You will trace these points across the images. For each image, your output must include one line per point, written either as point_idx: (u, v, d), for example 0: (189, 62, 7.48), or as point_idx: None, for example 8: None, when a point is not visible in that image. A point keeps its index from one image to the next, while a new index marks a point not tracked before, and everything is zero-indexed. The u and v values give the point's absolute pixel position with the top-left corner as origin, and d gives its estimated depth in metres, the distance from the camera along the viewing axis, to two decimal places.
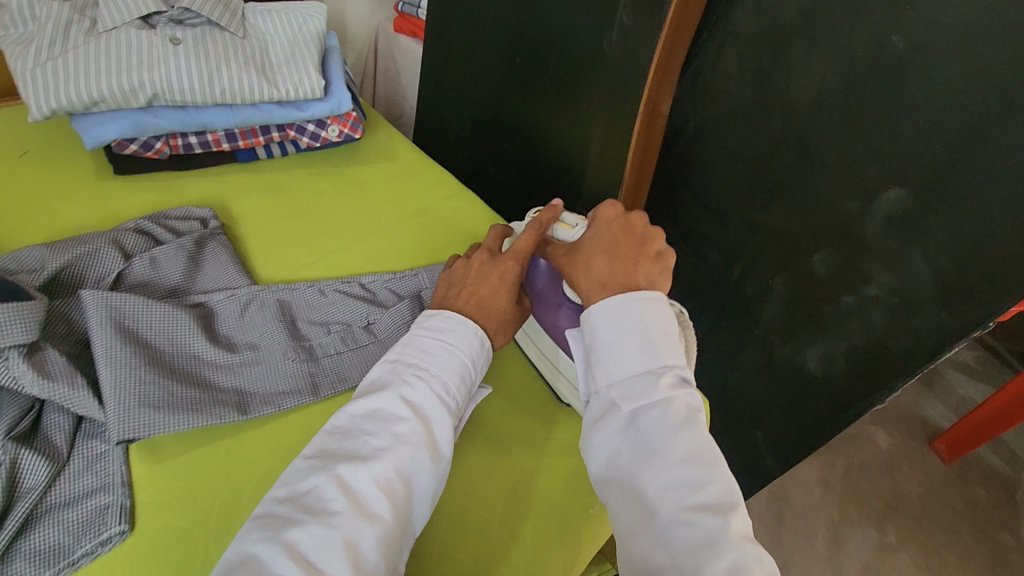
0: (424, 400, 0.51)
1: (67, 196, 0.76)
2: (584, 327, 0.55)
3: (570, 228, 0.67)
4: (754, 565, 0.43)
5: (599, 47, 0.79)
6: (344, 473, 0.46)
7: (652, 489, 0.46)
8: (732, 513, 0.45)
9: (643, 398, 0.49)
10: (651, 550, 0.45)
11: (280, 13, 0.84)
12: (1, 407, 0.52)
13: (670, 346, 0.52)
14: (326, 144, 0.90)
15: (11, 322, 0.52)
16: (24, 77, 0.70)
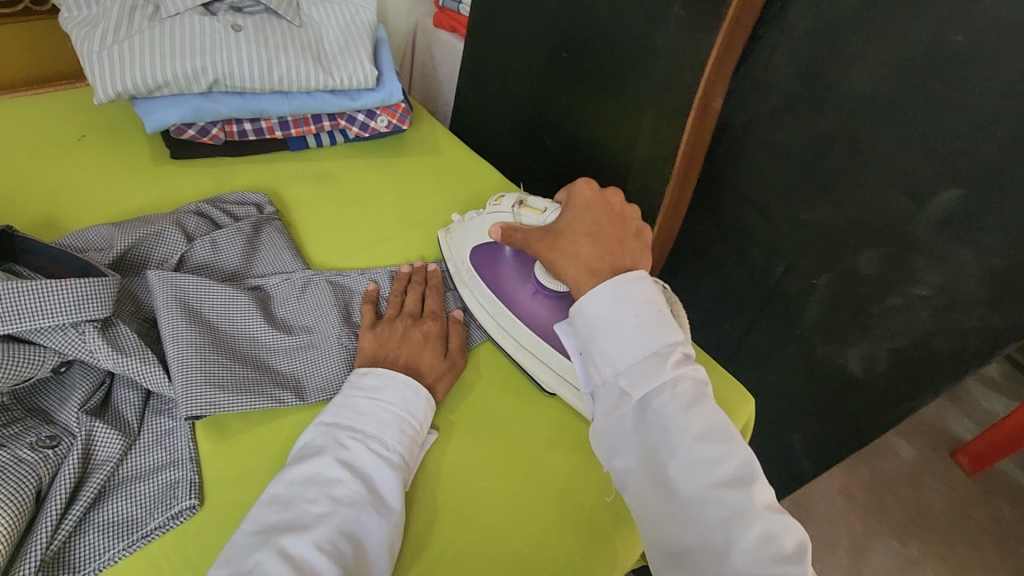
0: (363, 459, 0.53)
1: (123, 178, 0.77)
2: (580, 322, 0.56)
3: (538, 213, 0.68)
4: (780, 527, 0.45)
5: (650, 43, 0.79)
6: (286, 544, 0.46)
7: (674, 472, 0.47)
8: (755, 483, 0.46)
9: (651, 383, 0.51)
10: (682, 532, 0.46)
11: (333, 3, 0.85)
12: (76, 380, 0.54)
13: (669, 327, 0.53)
14: (374, 135, 0.91)
15: (90, 296, 0.53)
16: (91, 60, 0.72)
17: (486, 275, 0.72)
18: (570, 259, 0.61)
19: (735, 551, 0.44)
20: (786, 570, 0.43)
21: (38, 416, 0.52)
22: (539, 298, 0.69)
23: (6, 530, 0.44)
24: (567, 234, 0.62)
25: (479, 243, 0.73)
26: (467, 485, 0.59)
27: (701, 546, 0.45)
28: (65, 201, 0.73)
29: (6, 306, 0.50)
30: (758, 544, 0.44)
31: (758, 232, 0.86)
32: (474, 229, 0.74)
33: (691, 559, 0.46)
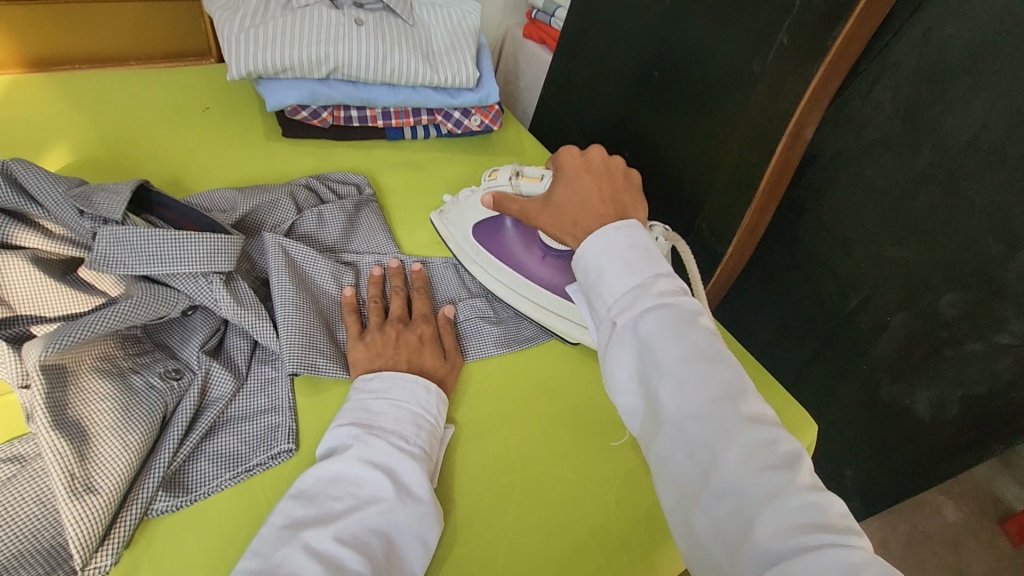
0: (385, 454, 0.53)
1: (242, 149, 0.84)
2: (576, 267, 0.58)
3: (535, 180, 0.72)
4: (771, 438, 0.44)
5: (749, 70, 0.82)
6: (310, 540, 0.47)
7: (662, 392, 0.48)
8: (743, 399, 0.46)
9: (638, 310, 0.52)
10: (671, 453, 0.46)
11: (442, 8, 0.92)
12: (198, 324, 0.60)
13: (656, 259, 0.55)
14: (466, 132, 0.96)
15: (219, 250, 0.59)
16: (229, 39, 0.79)
17: (493, 248, 0.76)
18: (571, 227, 0.64)
19: (722, 462, 0.43)
20: (772, 477, 0.41)
21: (163, 350, 0.57)
22: (549, 259, 0.75)
23: (140, 444, 0.49)
24: (563, 201, 0.65)
25: (480, 219, 0.78)
26: (537, 468, 0.62)
27: (690, 463, 0.45)
28: (189, 164, 0.79)
29: (149, 249, 0.57)
30: (747, 453, 0.43)
31: (835, 263, 0.86)
32: (472, 208, 0.78)
33: (683, 481, 0.45)
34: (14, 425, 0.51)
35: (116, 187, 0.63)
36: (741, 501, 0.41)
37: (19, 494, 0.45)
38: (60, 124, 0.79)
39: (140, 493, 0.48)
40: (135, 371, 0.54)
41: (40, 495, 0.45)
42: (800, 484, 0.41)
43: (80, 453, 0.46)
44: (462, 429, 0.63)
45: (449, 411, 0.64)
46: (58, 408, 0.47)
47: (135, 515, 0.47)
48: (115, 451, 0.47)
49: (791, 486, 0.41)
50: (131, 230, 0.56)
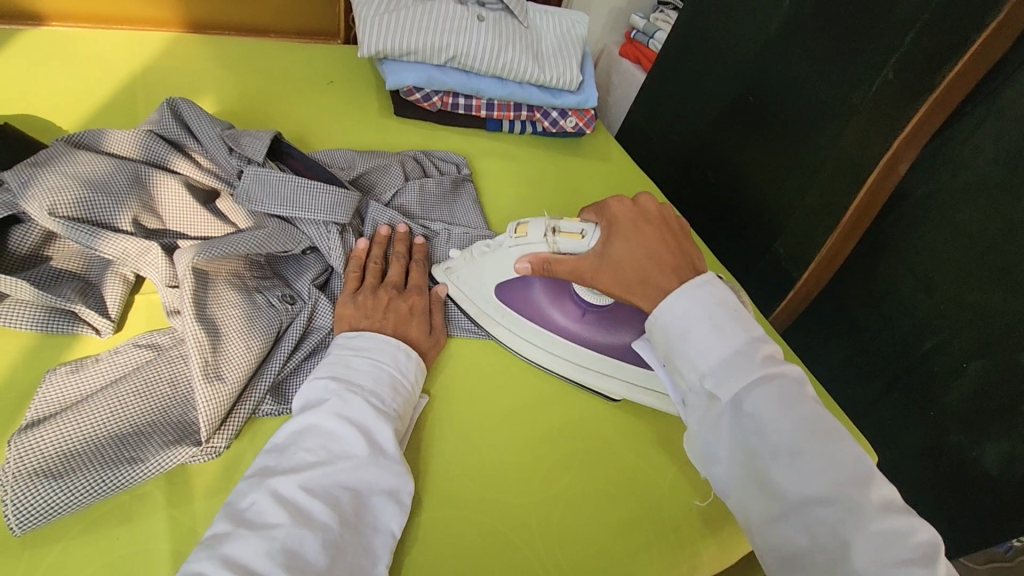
0: (361, 412, 0.51)
1: (359, 120, 0.92)
2: (660, 331, 0.55)
3: (576, 236, 0.62)
4: (902, 526, 0.44)
5: (849, 101, 0.84)
6: (277, 488, 0.45)
7: (778, 472, 0.47)
8: (868, 483, 0.45)
9: (743, 383, 0.49)
10: (790, 533, 0.46)
11: (553, 15, 0.99)
12: (309, 265, 0.66)
13: (750, 323, 0.53)
14: (560, 133, 1.01)
15: (340, 203, 0.66)
16: (365, 22, 0.87)
17: (520, 306, 0.69)
18: (639, 283, 0.59)
19: (854, 551, 0.43)
20: (910, 570, 0.42)
21: (279, 279, 0.65)
22: (587, 316, 0.68)
23: (259, 349, 0.55)
24: (624, 255, 0.60)
25: (502, 280, 0.68)
26: (597, 445, 0.64)
27: (815, 545, 0.44)
28: (314, 128, 0.88)
29: (286, 193, 0.65)
30: (883, 543, 0.43)
31: (915, 304, 0.84)
32: (491, 264, 0.68)
33: (805, 562, 0.45)
34: (157, 321, 0.58)
35: (257, 132, 0.70)
36: None
37: (159, 374, 0.52)
38: (210, 80, 0.89)
39: (253, 393, 0.54)
40: (258, 292, 0.61)
41: (175, 378, 0.53)
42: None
43: (213, 347, 0.53)
44: (535, 398, 0.67)
45: (515, 382, 0.67)
46: (201, 305, 0.55)
47: (248, 410, 0.53)
48: (238, 350, 0.54)
49: None
50: (271, 174, 0.65)
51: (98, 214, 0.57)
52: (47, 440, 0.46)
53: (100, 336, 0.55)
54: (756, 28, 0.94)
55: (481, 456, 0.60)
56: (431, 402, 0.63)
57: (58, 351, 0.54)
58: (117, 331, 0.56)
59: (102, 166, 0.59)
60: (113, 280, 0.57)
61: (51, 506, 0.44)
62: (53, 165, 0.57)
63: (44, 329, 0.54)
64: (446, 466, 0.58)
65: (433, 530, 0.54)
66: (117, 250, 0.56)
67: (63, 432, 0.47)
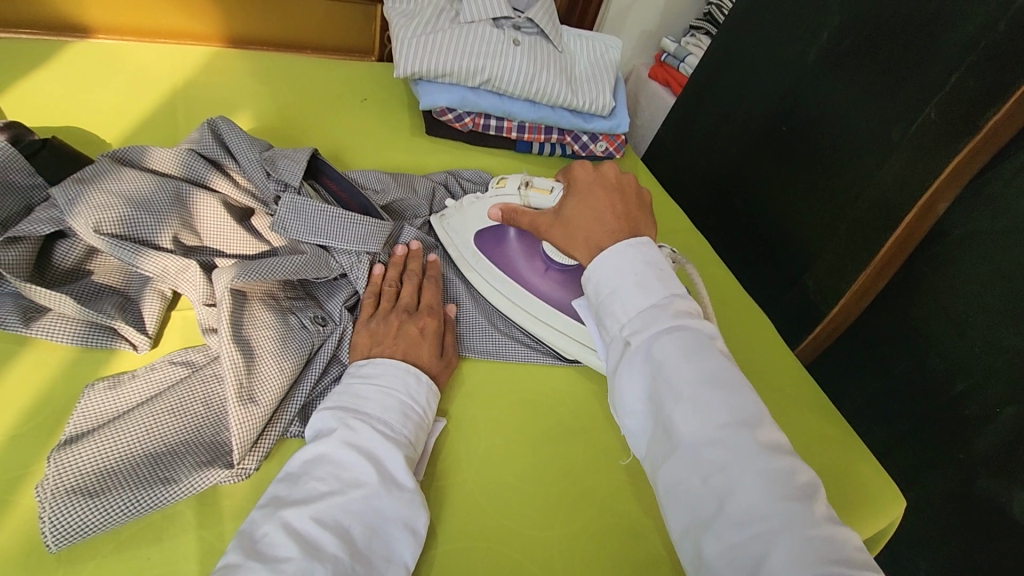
0: (370, 440, 0.51)
1: (391, 138, 0.93)
2: (587, 286, 0.57)
3: (544, 193, 0.69)
4: (786, 466, 0.43)
5: (888, 137, 0.83)
6: (288, 519, 0.45)
7: (676, 413, 0.46)
8: (758, 426, 0.45)
9: (656, 330, 0.51)
10: (683, 475, 0.44)
11: (587, 41, 1.00)
12: (338, 289, 0.66)
13: (671, 282, 0.54)
14: (589, 156, 1.01)
15: (370, 234, 0.66)
16: (403, 43, 0.88)
17: (495, 256, 0.75)
18: (580, 241, 0.61)
19: (739, 489, 0.42)
20: (791, 505, 0.41)
21: (312, 299, 0.65)
22: (551, 273, 0.72)
23: (292, 371, 0.56)
24: (574, 215, 0.63)
25: (483, 227, 0.75)
26: (621, 478, 0.63)
27: (708, 487, 0.43)
28: (348, 145, 0.89)
29: (320, 223, 0.65)
30: (769, 479, 0.42)
31: (947, 345, 0.82)
32: (476, 214, 0.75)
33: (698, 506, 0.43)
34: (193, 339, 0.59)
35: (295, 153, 0.70)
36: (761, 531, 0.40)
37: (193, 393, 0.53)
38: (248, 94, 0.90)
39: (283, 415, 0.55)
40: (291, 313, 0.62)
41: (208, 397, 0.53)
42: (814, 514, 0.41)
43: (247, 367, 0.54)
44: (557, 426, 0.66)
45: (539, 409, 0.67)
46: (237, 325, 0.55)
47: (278, 432, 0.54)
48: (273, 371, 0.55)
49: (810, 519, 0.40)
50: (309, 203, 0.65)
51: (140, 231, 0.58)
52: (85, 457, 0.47)
53: (138, 352, 0.56)
54: (791, 59, 0.94)
55: (503, 486, 0.59)
56: (456, 429, 0.62)
57: (96, 365, 0.55)
58: (153, 347, 0.57)
59: (146, 183, 0.60)
60: (151, 296, 0.58)
61: (86, 524, 0.44)
62: (99, 182, 0.59)
63: (83, 344, 0.55)
64: (468, 495, 0.58)
65: (457, 561, 0.53)
66: (156, 267, 0.57)
67: (100, 449, 0.48)
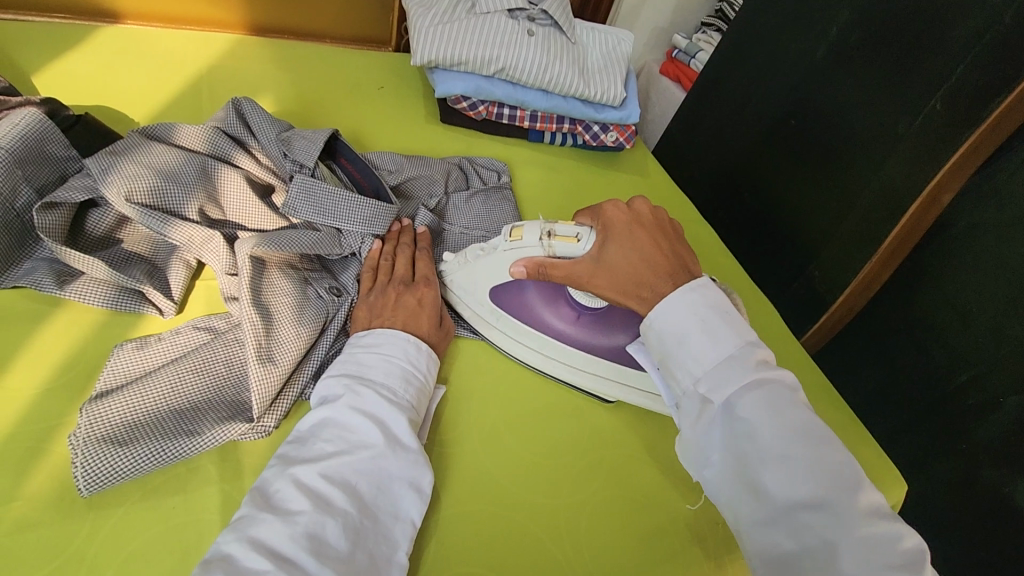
0: (374, 404, 0.53)
1: (406, 125, 0.95)
2: (651, 334, 0.55)
3: (571, 241, 0.60)
4: (888, 530, 0.43)
5: (895, 130, 0.84)
6: (298, 475, 0.47)
7: (766, 474, 0.45)
8: (857, 487, 0.44)
9: (735, 387, 0.49)
10: (778, 536, 0.44)
11: (600, 33, 1.02)
12: (348, 265, 0.69)
13: (743, 328, 0.53)
14: (600, 146, 1.03)
15: (376, 213, 0.68)
16: (421, 31, 0.91)
17: (514, 311, 0.69)
18: (636, 289, 0.58)
19: (839, 555, 0.41)
20: None
21: (327, 271, 0.68)
22: (582, 319, 0.68)
23: (308, 336, 0.58)
24: (621, 262, 0.59)
25: (499, 283, 0.68)
26: (626, 453, 0.65)
27: (802, 548, 0.43)
28: (364, 130, 0.92)
29: (326, 200, 0.67)
30: (871, 546, 0.42)
31: (951, 335, 0.84)
32: (485, 268, 0.67)
33: (793, 565, 0.43)
34: (215, 306, 0.61)
35: (314, 134, 0.72)
36: None
37: (216, 355, 0.55)
38: (269, 80, 0.93)
39: (300, 377, 0.57)
40: (308, 283, 0.64)
41: (230, 359, 0.56)
42: None
43: (267, 329, 0.56)
44: (564, 402, 0.68)
45: (546, 386, 0.69)
46: (256, 292, 0.58)
47: (295, 393, 0.56)
48: (291, 336, 0.57)
49: None
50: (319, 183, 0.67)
51: (169, 202, 0.61)
52: (115, 410, 0.50)
53: (164, 317, 0.59)
54: (800, 54, 0.95)
55: (510, 456, 0.61)
56: (466, 400, 0.64)
57: (124, 328, 0.57)
58: (178, 312, 0.60)
59: (174, 157, 0.63)
60: (178, 265, 0.60)
61: (116, 471, 0.47)
62: (130, 155, 0.61)
63: (113, 307, 0.57)
64: (478, 462, 0.60)
65: (468, 524, 0.55)
66: (183, 237, 0.60)
67: (129, 403, 0.50)
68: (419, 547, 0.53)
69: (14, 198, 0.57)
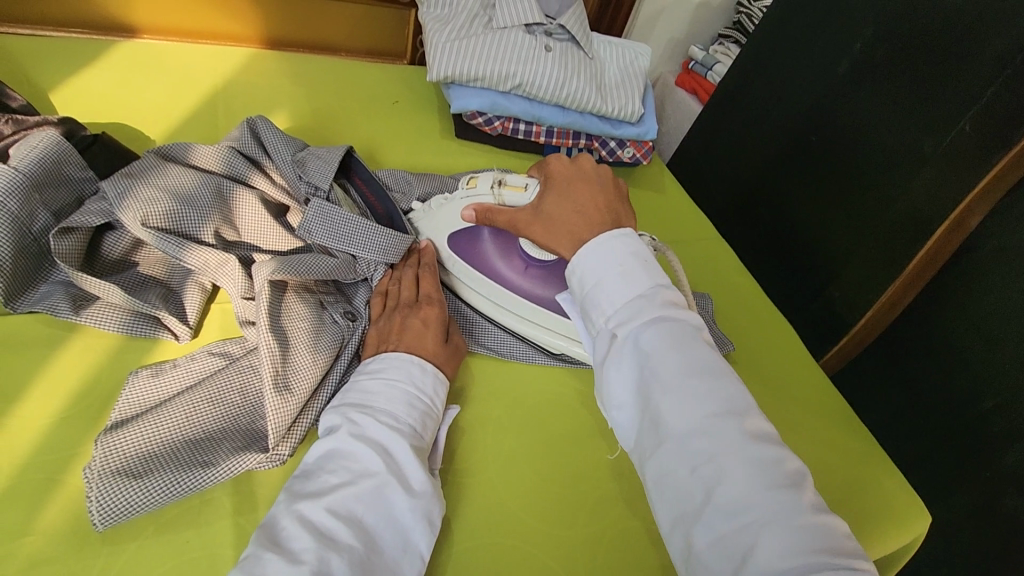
0: (377, 432, 0.51)
1: (421, 140, 0.94)
2: (572, 279, 0.55)
3: (518, 189, 0.66)
4: (772, 454, 0.42)
5: (921, 150, 0.82)
6: (303, 511, 0.45)
7: (665, 405, 0.45)
8: (744, 414, 0.44)
9: (641, 321, 0.50)
10: (671, 466, 0.43)
11: (618, 48, 1.01)
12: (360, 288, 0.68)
13: (657, 272, 0.53)
14: (616, 162, 1.01)
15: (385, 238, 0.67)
16: (437, 47, 0.90)
17: (468, 258, 0.73)
18: (565, 236, 0.59)
19: (725, 478, 0.41)
20: (779, 493, 0.40)
21: (341, 295, 0.67)
22: (531, 271, 0.71)
23: (324, 363, 0.58)
24: (555, 209, 0.61)
25: (456, 229, 0.73)
26: (642, 483, 0.63)
27: (693, 477, 0.42)
28: (380, 146, 0.91)
29: (334, 222, 0.65)
30: (759, 468, 0.41)
31: (975, 362, 0.81)
32: (447, 216, 0.73)
33: (684, 496, 0.42)
34: (230, 330, 0.61)
35: (329, 153, 0.71)
36: (747, 521, 0.39)
37: (231, 382, 0.55)
38: (284, 95, 0.93)
39: (315, 405, 0.56)
40: (323, 307, 0.63)
41: (245, 387, 0.55)
42: (804, 503, 0.40)
43: (283, 356, 0.55)
44: (580, 429, 0.66)
45: (562, 412, 0.67)
46: (274, 317, 0.57)
47: (311, 420, 0.55)
48: (307, 362, 0.56)
49: (797, 509, 0.39)
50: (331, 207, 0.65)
51: (184, 225, 0.60)
52: (130, 440, 0.49)
53: (179, 342, 0.58)
54: (823, 70, 0.93)
55: (524, 486, 0.60)
56: (481, 426, 0.63)
57: (139, 354, 0.57)
58: (194, 337, 0.59)
59: (190, 180, 0.62)
60: (193, 289, 0.60)
61: (130, 504, 0.46)
62: (147, 178, 0.61)
63: (128, 332, 0.57)
64: (493, 492, 0.59)
65: (483, 558, 0.54)
66: (198, 261, 0.59)
67: (144, 434, 0.50)
68: None
69: (31, 222, 0.57)
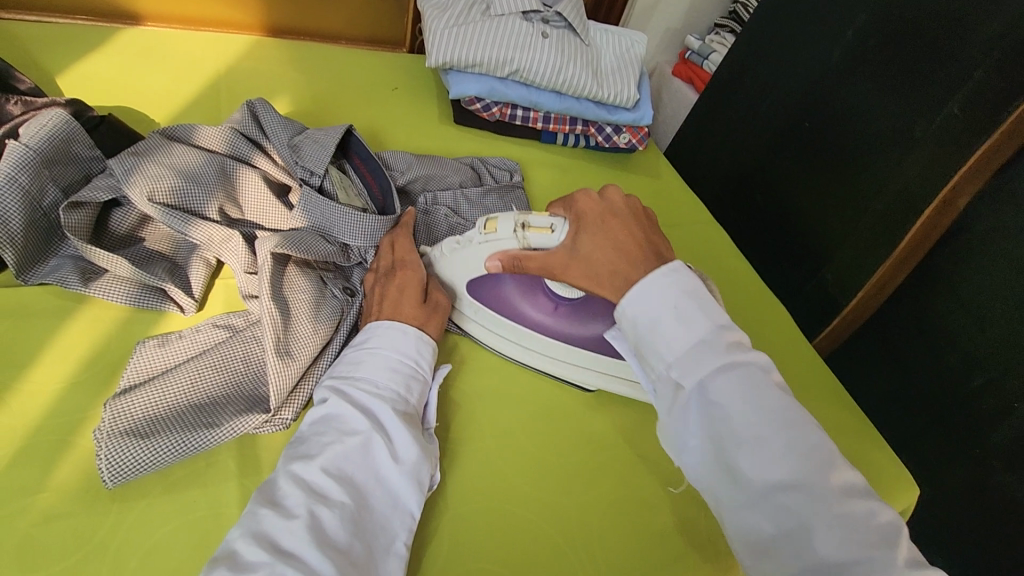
0: (363, 397, 0.53)
1: (420, 125, 0.96)
2: (622, 321, 0.52)
3: (544, 232, 0.59)
4: (861, 508, 0.42)
5: (911, 134, 0.84)
6: (297, 471, 0.47)
7: (743, 459, 0.44)
8: (828, 467, 0.43)
9: (708, 370, 0.47)
10: (756, 520, 0.43)
11: (614, 35, 1.02)
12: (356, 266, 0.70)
13: (716, 310, 0.50)
14: (613, 148, 1.03)
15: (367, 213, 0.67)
16: (436, 34, 0.92)
17: (492, 304, 0.68)
18: (611, 279, 0.55)
19: (814, 537, 0.41)
20: (872, 551, 0.40)
21: (339, 273, 0.69)
22: (560, 310, 0.67)
23: (325, 334, 0.60)
24: (595, 252, 0.57)
25: (477, 275, 0.66)
26: (635, 453, 0.65)
27: (779, 531, 0.42)
28: (380, 130, 0.93)
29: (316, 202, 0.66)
30: (846, 523, 0.41)
31: (963, 340, 0.82)
32: (464, 261, 0.65)
33: (771, 550, 0.42)
34: (234, 303, 0.63)
35: (329, 135, 0.73)
36: None
37: (234, 351, 0.56)
38: (287, 81, 0.94)
39: (316, 373, 0.58)
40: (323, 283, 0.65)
41: (248, 356, 0.57)
42: (899, 560, 0.40)
43: (285, 325, 0.57)
44: (575, 401, 0.68)
45: (557, 385, 0.69)
46: (275, 289, 0.59)
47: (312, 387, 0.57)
48: (308, 332, 0.58)
49: (892, 566, 0.40)
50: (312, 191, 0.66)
51: (188, 201, 0.62)
52: (138, 405, 0.51)
53: (184, 314, 0.60)
54: (815, 56, 0.95)
55: (520, 454, 0.62)
56: (478, 398, 0.65)
57: (146, 325, 0.59)
58: (199, 309, 0.61)
59: (194, 158, 0.64)
60: (197, 263, 0.62)
61: (139, 462, 0.48)
62: (152, 156, 0.63)
63: (134, 304, 0.58)
64: (489, 459, 0.60)
65: (479, 521, 0.56)
66: (203, 236, 0.61)
67: (151, 399, 0.52)
68: (431, 543, 0.54)
69: (41, 197, 0.58)
